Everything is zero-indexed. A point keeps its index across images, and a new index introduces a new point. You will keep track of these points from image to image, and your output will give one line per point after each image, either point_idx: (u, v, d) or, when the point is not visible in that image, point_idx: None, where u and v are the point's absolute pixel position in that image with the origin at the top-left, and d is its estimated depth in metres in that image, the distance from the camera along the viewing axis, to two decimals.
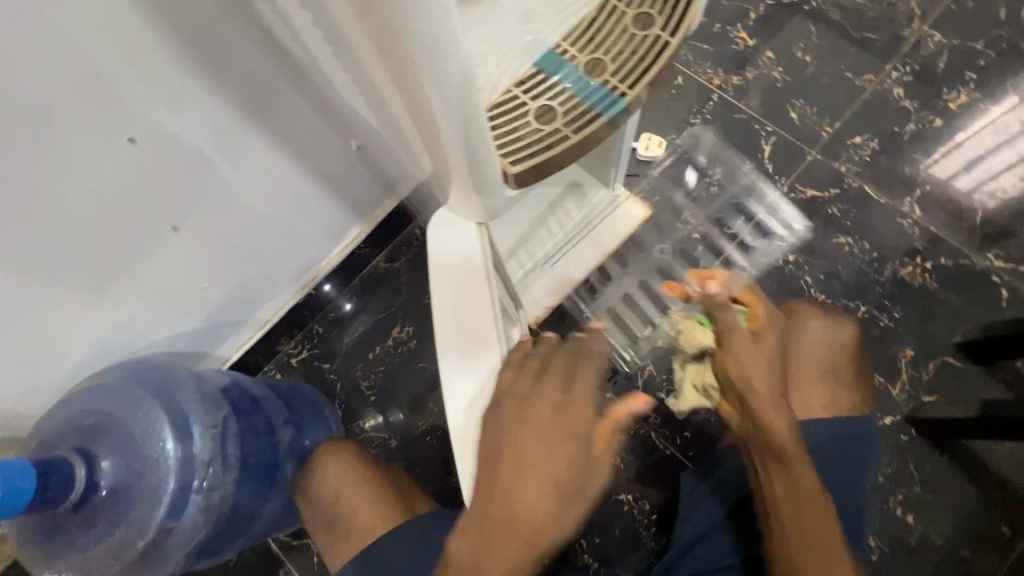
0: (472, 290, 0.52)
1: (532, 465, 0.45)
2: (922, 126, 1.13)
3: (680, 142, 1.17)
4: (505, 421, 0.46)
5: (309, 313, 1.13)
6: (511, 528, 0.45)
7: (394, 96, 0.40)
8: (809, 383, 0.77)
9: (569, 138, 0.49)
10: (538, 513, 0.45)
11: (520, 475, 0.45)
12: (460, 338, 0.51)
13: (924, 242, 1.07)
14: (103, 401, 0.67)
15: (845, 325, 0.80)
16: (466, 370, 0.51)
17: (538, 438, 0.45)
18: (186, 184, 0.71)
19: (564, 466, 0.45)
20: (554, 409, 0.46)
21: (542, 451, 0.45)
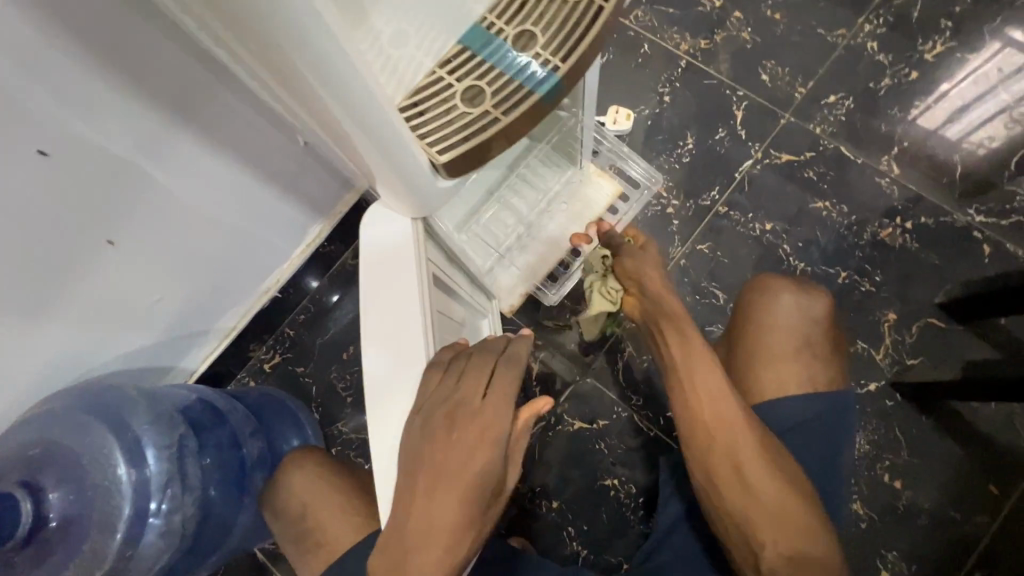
0: (398, 280, 0.54)
1: (452, 470, 0.47)
2: (898, 80, 1.09)
3: (649, 113, 1.12)
4: (426, 428, 0.48)
5: (278, 317, 1.09)
6: (432, 533, 0.46)
7: (292, 82, 0.35)
8: (782, 358, 0.76)
9: (501, 120, 0.45)
10: (458, 516, 0.47)
11: (440, 479, 0.47)
12: (384, 322, 0.53)
13: (904, 202, 1.04)
14: (46, 431, 0.63)
15: (817, 297, 0.79)
16: (389, 353, 0.53)
17: (458, 444, 0.48)
18: (115, 194, 0.66)
19: (482, 470, 0.48)
20: (474, 413, 0.49)
21: (461, 456, 0.48)
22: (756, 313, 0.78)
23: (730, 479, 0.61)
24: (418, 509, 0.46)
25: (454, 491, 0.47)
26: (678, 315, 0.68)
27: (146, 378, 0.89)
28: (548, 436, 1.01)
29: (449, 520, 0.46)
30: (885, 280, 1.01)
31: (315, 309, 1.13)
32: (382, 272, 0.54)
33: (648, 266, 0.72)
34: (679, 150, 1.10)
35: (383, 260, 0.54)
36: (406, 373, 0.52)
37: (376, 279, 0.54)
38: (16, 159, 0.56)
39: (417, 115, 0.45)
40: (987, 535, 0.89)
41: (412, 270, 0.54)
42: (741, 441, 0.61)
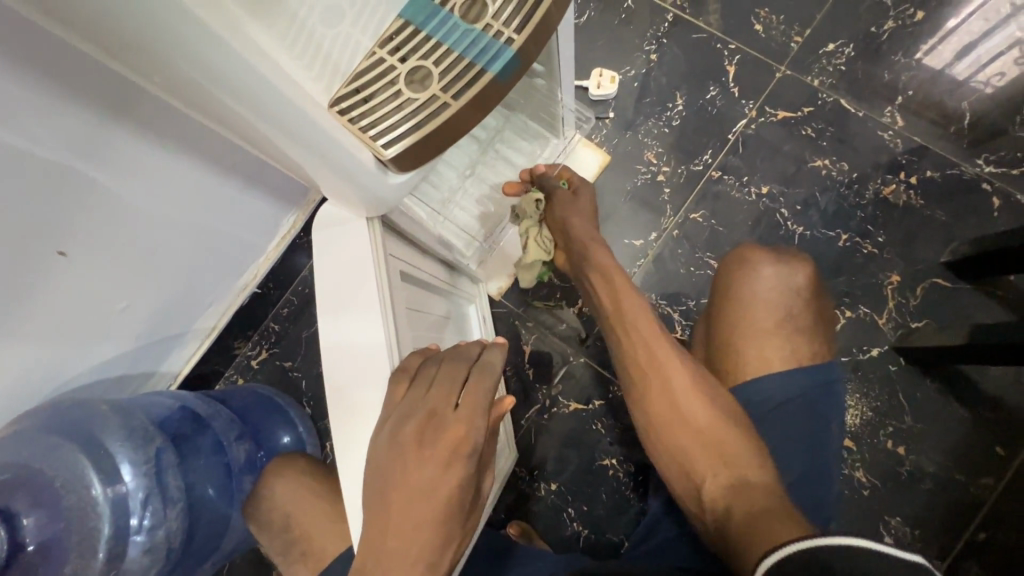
0: (358, 281, 0.50)
1: (425, 487, 0.44)
2: (902, 22, 1.01)
3: (635, 74, 1.05)
4: (395, 445, 0.44)
5: (261, 312, 1.06)
6: (407, 558, 0.43)
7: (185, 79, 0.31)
8: (762, 335, 0.71)
9: (451, 105, 0.40)
10: (432, 535, 0.44)
11: (413, 498, 0.43)
12: (341, 316, 0.50)
13: (908, 155, 0.98)
14: (15, 454, 0.60)
15: (797, 268, 0.74)
16: (347, 339, 0.50)
17: (429, 460, 0.44)
18: (57, 203, 0.62)
19: (456, 483, 0.45)
20: (445, 426, 0.46)
21: (434, 472, 0.44)
22: (730, 287, 0.75)
23: (668, 414, 0.61)
24: (390, 534, 0.43)
25: (427, 511, 0.44)
26: (601, 260, 0.73)
27: (127, 386, 0.87)
28: (543, 420, 0.99)
29: (424, 540, 0.43)
30: (887, 240, 0.97)
31: (304, 297, 1.09)
32: (341, 272, 0.51)
33: (576, 216, 0.79)
34: (669, 112, 1.04)
35: (340, 260, 0.51)
36: (371, 380, 0.49)
37: (335, 284, 0.51)
38: None
39: (359, 104, 0.39)
40: (993, 496, 0.87)
41: (372, 271, 0.50)
42: (676, 379, 0.62)
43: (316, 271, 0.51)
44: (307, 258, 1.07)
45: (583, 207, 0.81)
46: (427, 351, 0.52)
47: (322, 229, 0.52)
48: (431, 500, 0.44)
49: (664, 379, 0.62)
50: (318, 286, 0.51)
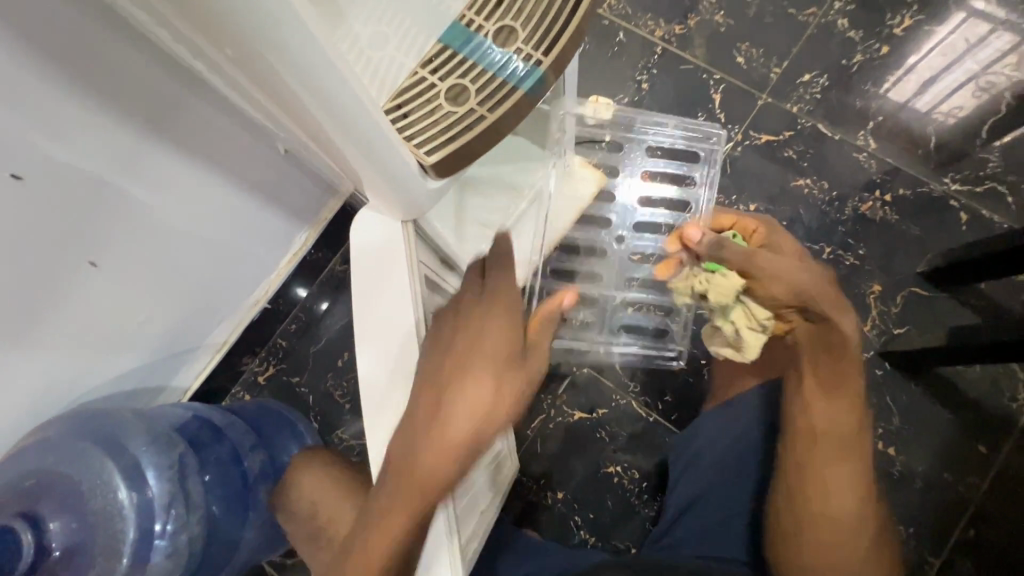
0: (393, 282, 0.54)
1: (465, 384, 0.51)
2: (869, 55, 1.10)
3: (628, 101, 1.13)
4: (440, 351, 0.52)
5: (270, 327, 1.08)
6: (447, 443, 0.49)
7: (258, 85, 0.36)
8: None
9: (487, 117, 0.45)
10: (469, 425, 0.50)
11: (453, 394, 0.50)
12: (375, 316, 0.54)
13: (882, 174, 1.06)
14: (43, 459, 0.61)
15: None
16: (380, 337, 0.54)
17: (469, 361, 0.52)
18: (93, 215, 0.65)
19: (491, 382, 0.51)
20: (480, 336, 0.53)
21: (472, 370, 0.51)
22: None
23: (819, 495, 0.64)
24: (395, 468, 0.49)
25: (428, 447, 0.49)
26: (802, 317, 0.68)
27: (139, 399, 0.88)
28: (549, 429, 1.02)
29: (461, 427, 0.50)
30: (867, 253, 1.03)
31: (312, 314, 1.12)
32: (377, 275, 0.55)
33: (792, 276, 0.65)
34: None
35: (376, 265, 0.55)
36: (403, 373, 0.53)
37: (368, 286, 0.55)
38: None
39: (402, 117, 0.44)
40: (979, 494, 0.92)
41: (406, 275, 0.54)
42: (835, 466, 0.64)
43: (352, 274, 0.55)
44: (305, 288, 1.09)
45: (796, 262, 0.68)
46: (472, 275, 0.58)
47: (359, 236, 0.57)
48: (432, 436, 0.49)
49: (824, 461, 0.64)
50: (354, 287, 0.55)
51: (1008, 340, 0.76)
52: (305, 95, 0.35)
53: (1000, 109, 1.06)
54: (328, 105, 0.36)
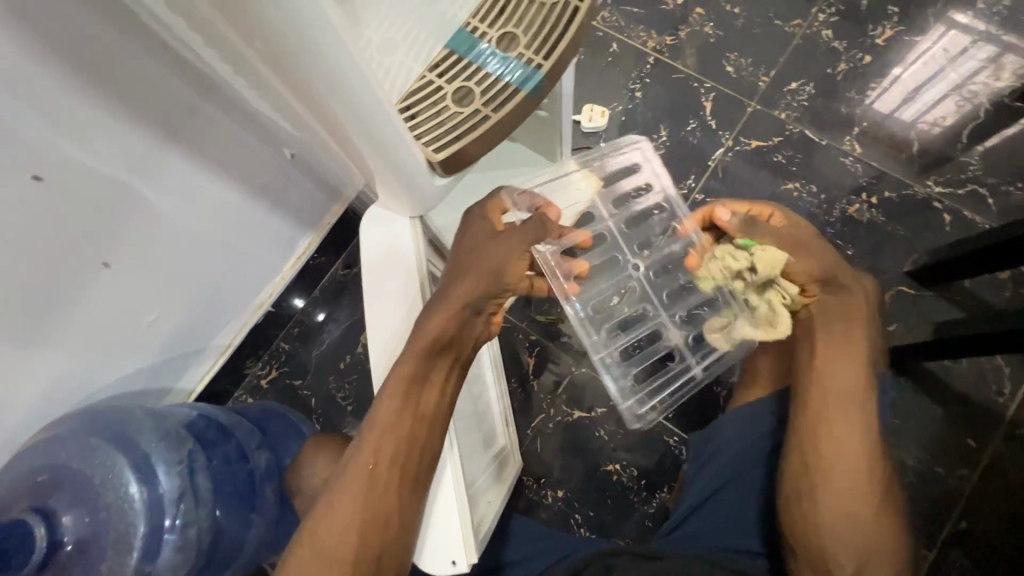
0: (400, 276, 0.57)
1: (476, 261, 0.58)
2: (853, 64, 1.15)
3: (623, 109, 1.17)
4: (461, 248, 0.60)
5: (273, 331, 1.09)
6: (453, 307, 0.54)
7: (279, 83, 0.38)
8: None
9: (491, 117, 0.47)
10: (473, 280, 0.56)
11: (465, 270, 0.57)
12: (384, 311, 0.57)
13: (868, 178, 1.10)
14: (56, 453, 0.63)
15: None
16: (390, 330, 0.56)
17: (482, 248, 0.59)
18: (109, 216, 0.67)
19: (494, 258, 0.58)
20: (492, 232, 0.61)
21: (483, 252, 0.59)
22: None
23: (818, 452, 0.64)
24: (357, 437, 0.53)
25: (381, 414, 0.52)
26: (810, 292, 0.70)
27: (145, 400, 0.89)
28: (548, 428, 1.04)
29: (466, 292, 0.55)
30: (856, 254, 1.07)
31: (315, 317, 1.14)
32: (385, 268, 0.57)
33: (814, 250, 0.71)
34: (655, 142, 1.15)
35: (384, 259, 0.58)
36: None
37: (378, 282, 0.57)
38: (11, 184, 0.56)
39: (411, 117, 0.47)
40: (969, 486, 0.94)
41: (413, 269, 0.57)
42: (844, 400, 0.64)
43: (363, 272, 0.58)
44: (304, 296, 1.11)
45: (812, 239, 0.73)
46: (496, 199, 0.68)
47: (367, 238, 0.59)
48: (385, 401, 0.52)
49: (833, 393, 0.65)
50: (365, 283, 0.58)
51: (993, 333, 0.79)
52: (325, 93, 0.37)
53: (979, 115, 1.10)
54: (346, 102, 0.38)
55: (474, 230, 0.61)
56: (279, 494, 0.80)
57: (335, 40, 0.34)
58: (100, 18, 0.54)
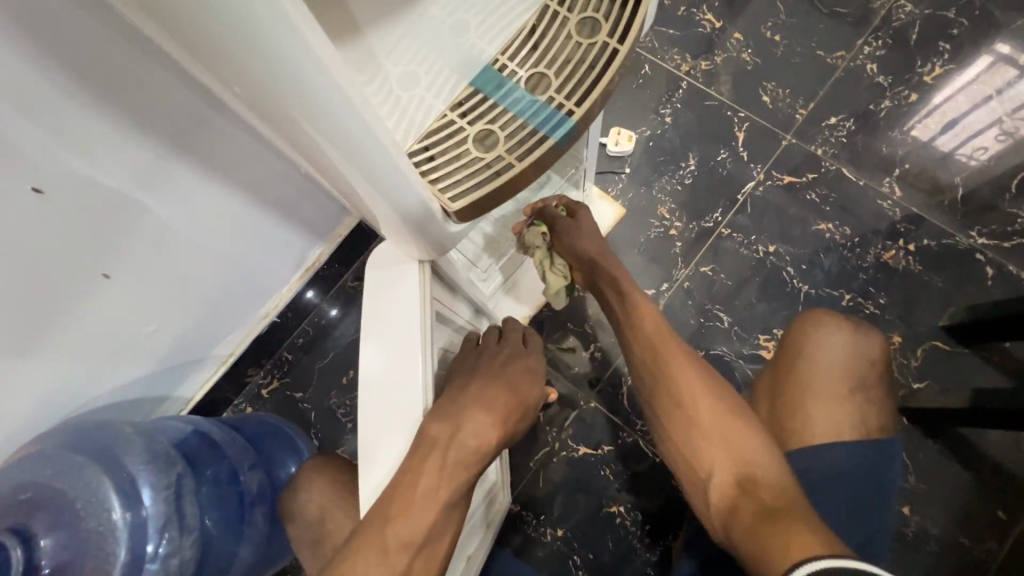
0: (404, 338, 0.50)
1: (512, 378, 0.59)
2: (898, 102, 1.09)
3: (650, 134, 1.12)
4: (492, 361, 0.61)
5: (277, 341, 1.07)
6: (493, 410, 0.54)
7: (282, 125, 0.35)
8: (829, 400, 0.72)
9: (515, 165, 0.43)
10: (514, 398, 0.57)
11: (495, 379, 0.58)
12: (379, 339, 0.51)
13: (906, 223, 1.04)
14: (35, 472, 0.60)
15: (873, 337, 0.77)
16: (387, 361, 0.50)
17: (516, 370, 0.61)
18: (108, 228, 0.64)
19: (526, 381, 0.61)
20: (521, 356, 0.64)
21: (518, 375, 0.61)
22: (807, 345, 0.76)
23: (675, 400, 0.65)
24: (380, 524, 0.45)
25: (422, 515, 0.46)
26: (620, 277, 0.75)
27: (142, 408, 0.88)
28: (551, 462, 1.00)
29: (502, 401, 0.56)
30: (888, 302, 1.01)
31: (327, 316, 1.11)
32: (386, 323, 0.51)
33: (584, 237, 0.78)
34: (682, 171, 1.10)
35: (387, 315, 0.51)
36: (402, 429, 0.49)
37: (381, 309, 0.52)
38: (9, 198, 0.54)
39: (428, 161, 0.43)
40: (997, 562, 0.88)
41: (416, 295, 0.51)
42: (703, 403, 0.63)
43: (364, 296, 0.53)
44: (311, 305, 1.08)
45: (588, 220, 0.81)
46: (513, 322, 0.70)
47: (377, 256, 0.54)
48: (437, 493, 0.47)
49: (693, 404, 0.63)
50: (364, 308, 0.52)
51: None
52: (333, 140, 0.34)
53: None
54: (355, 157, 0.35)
55: (499, 348, 0.64)
56: (270, 516, 0.79)
57: (343, 96, 0.31)
58: (112, 34, 0.51)
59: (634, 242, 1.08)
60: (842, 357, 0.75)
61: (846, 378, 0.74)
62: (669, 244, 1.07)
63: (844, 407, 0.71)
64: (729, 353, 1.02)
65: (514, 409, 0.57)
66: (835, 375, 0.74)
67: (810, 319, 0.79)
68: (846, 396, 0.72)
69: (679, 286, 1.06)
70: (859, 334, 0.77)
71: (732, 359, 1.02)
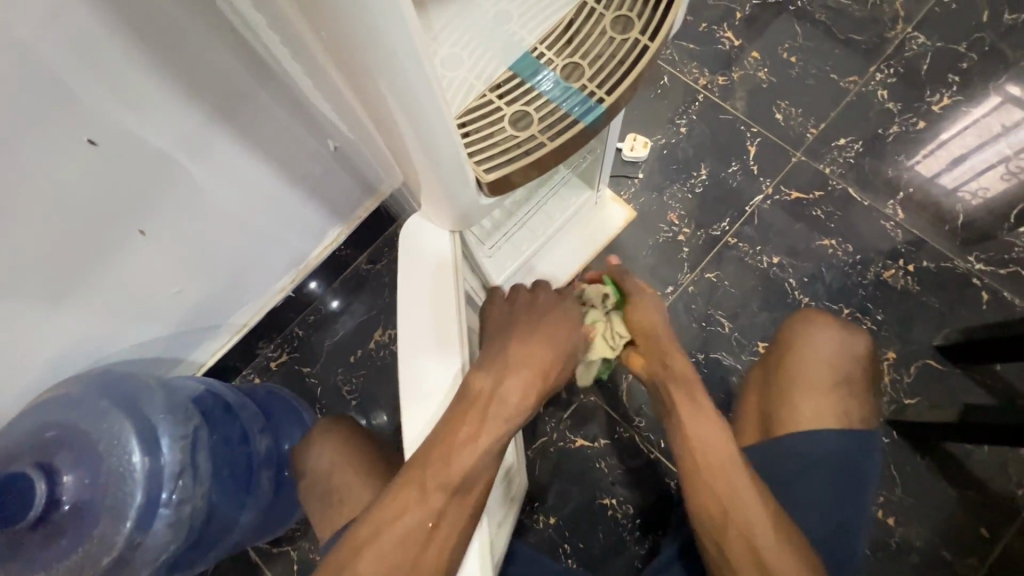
0: (439, 306, 0.54)
1: (547, 330, 0.57)
2: (906, 128, 1.13)
3: (665, 142, 1.16)
4: (525, 310, 0.59)
5: (289, 316, 1.10)
6: (530, 368, 0.53)
7: (346, 84, 0.38)
8: (817, 391, 0.75)
9: (547, 144, 0.47)
10: (550, 352, 0.56)
11: (528, 333, 0.56)
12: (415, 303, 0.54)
13: (907, 244, 1.08)
14: (63, 411, 0.64)
15: (858, 336, 0.79)
16: (421, 323, 0.54)
17: (551, 321, 0.58)
18: (150, 187, 0.68)
19: (563, 332, 0.58)
20: (556, 304, 0.61)
21: (551, 326, 0.58)
22: (796, 340, 0.79)
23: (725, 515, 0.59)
24: (417, 468, 0.49)
25: (461, 460, 0.49)
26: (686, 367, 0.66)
27: (156, 367, 0.90)
28: (548, 452, 1.02)
29: (540, 359, 0.54)
30: (885, 319, 1.04)
31: (328, 307, 1.14)
32: (414, 292, 0.54)
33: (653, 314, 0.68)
34: (693, 180, 1.14)
35: (421, 277, 0.55)
36: (439, 385, 0.53)
37: (415, 275, 0.55)
38: (66, 147, 0.57)
39: (466, 136, 0.46)
40: None
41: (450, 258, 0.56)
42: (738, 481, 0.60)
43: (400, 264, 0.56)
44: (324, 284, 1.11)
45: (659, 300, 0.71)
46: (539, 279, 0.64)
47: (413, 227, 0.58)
48: (476, 443, 0.50)
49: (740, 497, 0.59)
50: (399, 275, 0.56)
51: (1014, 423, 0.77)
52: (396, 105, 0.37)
53: None
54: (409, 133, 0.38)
55: (534, 298, 0.61)
56: (275, 481, 0.82)
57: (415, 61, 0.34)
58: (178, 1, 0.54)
59: (643, 245, 1.11)
60: (831, 354, 0.77)
61: (833, 370, 0.76)
62: (677, 248, 1.11)
63: (831, 398, 0.74)
64: (727, 357, 1.06)
65: (550, 365, 0.55)
66: (825, 368, 0.76)
67: (804, 318, 0.81)
68: (831, 389, 0.75)
69: (684, 289, 1.09)
70: (847, 331, 0.79)
71: (729, 362, 1.05)
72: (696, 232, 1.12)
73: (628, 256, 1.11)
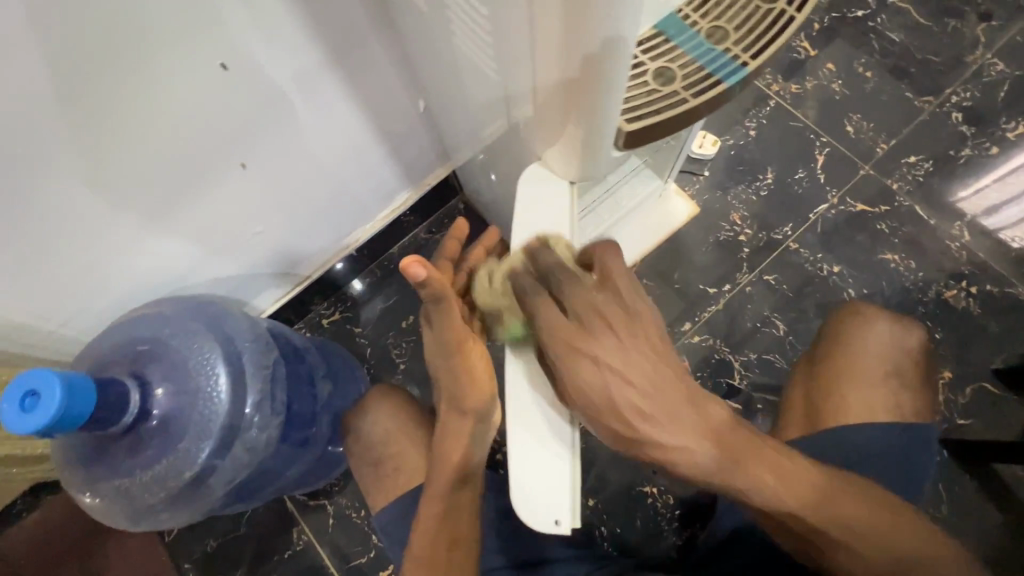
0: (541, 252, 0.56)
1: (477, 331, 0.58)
2: (978, 152, 1.13)
3: (733, 143, 1.17)
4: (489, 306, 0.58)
5: (347, 275, 1.11)
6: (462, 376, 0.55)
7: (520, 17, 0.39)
8: (863, 382, 0.75)
9: (689, 101, 0.48)
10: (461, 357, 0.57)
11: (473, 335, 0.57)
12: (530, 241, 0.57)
13: (971, 267, 1.07)
14: (158, 328, 0.65)
15: (913, 331, 0.78)
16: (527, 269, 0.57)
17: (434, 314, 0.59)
18: (259, 122, 0.70)
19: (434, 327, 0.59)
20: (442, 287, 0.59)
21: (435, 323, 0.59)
22: (850, 333, 0.79)
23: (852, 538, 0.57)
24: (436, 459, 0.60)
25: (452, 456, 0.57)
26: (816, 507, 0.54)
27: None
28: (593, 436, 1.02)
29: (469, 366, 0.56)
30: (943, 338, 1.04)
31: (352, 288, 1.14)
32: None
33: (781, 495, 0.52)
34: (759, 182, 1.15)
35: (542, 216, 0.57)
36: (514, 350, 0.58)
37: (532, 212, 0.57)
38: (201, 70, 0.59)
39: None
40: None
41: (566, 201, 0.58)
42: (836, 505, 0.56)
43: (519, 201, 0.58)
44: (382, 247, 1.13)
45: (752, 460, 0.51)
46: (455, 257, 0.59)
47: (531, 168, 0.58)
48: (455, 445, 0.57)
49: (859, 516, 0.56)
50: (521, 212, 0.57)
51: None
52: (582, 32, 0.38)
53: None
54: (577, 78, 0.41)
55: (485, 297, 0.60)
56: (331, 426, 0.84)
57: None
58: None
59: (703, 241, 1.12)
60: (884, 346, 0.77)
61: (883, 361, 0.76)
62: (737, 249, 1.11)
63: (884, 392, 0.75)
64: (780, 359, 1.06)
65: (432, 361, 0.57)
66: (874, 361, 0.76)
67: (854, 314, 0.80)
68: (884, 381, 0.75)
69: (740, 289, 1.09)
70: (902, 326, 0.78)
71: (781, 364, 1.06)
72: (759, 233, 1.12)
73: (688, 251, 1.11)
